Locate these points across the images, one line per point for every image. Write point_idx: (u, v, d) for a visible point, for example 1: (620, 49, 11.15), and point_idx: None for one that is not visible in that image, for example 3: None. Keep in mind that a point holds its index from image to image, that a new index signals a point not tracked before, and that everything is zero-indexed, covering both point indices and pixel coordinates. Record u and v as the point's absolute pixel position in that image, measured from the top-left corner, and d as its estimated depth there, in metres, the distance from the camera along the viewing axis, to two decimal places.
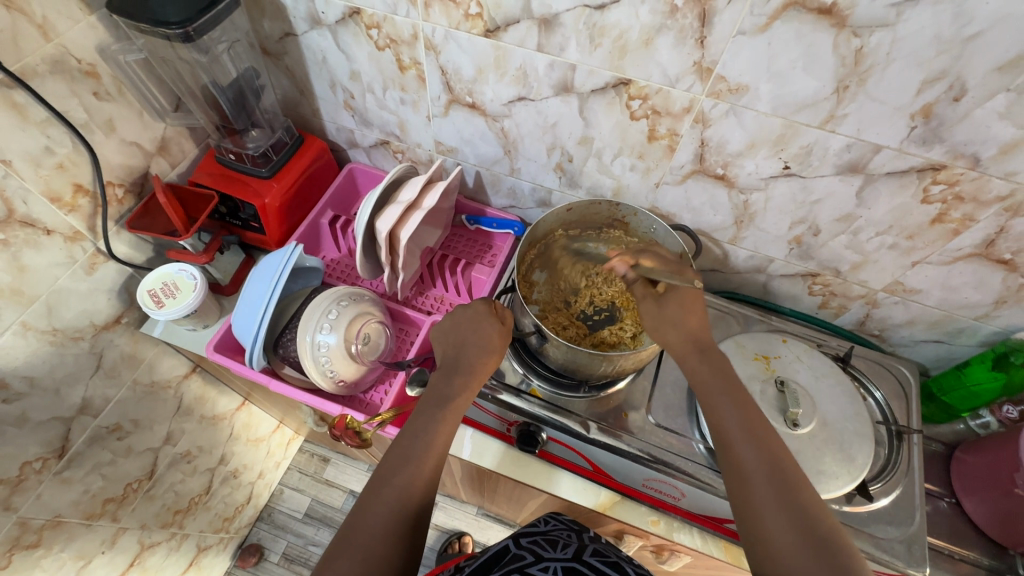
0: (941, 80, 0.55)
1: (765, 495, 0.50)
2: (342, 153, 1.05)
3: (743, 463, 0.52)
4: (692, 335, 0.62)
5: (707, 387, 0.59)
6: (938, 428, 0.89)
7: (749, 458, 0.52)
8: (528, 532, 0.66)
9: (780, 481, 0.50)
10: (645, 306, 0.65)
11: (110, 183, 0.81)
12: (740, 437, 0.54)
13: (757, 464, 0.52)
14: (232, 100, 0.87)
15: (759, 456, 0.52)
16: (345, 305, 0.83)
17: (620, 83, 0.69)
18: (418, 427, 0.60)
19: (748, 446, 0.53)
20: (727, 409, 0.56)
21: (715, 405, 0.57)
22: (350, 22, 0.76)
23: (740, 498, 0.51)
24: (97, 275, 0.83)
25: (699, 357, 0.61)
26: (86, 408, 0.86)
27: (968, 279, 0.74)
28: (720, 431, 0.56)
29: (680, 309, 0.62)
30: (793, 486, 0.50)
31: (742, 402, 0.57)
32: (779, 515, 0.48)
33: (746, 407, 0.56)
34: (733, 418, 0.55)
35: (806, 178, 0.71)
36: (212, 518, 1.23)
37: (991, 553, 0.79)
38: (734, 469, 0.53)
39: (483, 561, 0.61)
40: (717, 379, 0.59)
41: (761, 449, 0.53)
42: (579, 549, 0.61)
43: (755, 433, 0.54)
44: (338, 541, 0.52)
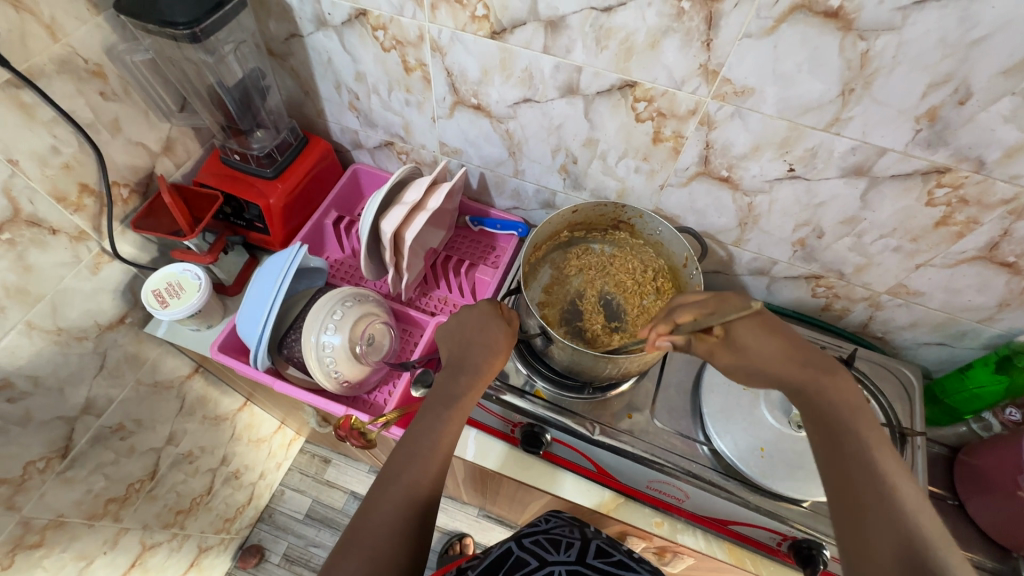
0: (947, 83, 0.55)
1: (878, 537, 0.44)
2: (346, 154, 1.05)
3: (859, 501, 0.46)
4: (806, 357, 0.55)
5: (830, 417, 0.52)
6: (942, 431, 0.88)
7: (863, 497, 0.46)
8: (529, 531, 0.66)
9: (902, 525, 0.44)
10: (719, 358, 0.57)
11: (115, 182, 0.81)
12: (861, 473, 0.47)
13: (875, 504, 0.46)
14: (237, 100, 0.87)
15: (876, 497, 0.46)
16: (349, 306, 0.83)
17: (626, 85, 0.69)
18: (425, 427, 0.60)
19: (868, 486, 0.47)
20: (847, 440, 0.50)
21: (834, 437, 0.51)
22: (356, 23, 0.76)
23: (850, 535, 0.46)
24: (102, 275, 0.83)
25: (816, 381, 0.54)
26: (89, 408, 0.86)
27: (972, 282, 0.74)
28: (834, 458, 0.50)
29: (766, 338, 0.55)
30: (925, 540, 0.43)
31: (871, 439, 0.49)
32: (896, 563, 0.42)
33: (873, 440, 0.49)
34: (852, 450, 0.49)
35: (811, 180, 0.71)
36: (213, 518, 1.22)
37: (995, 557, 0.79)
38: (846, 505, 0.47)
39: (487, 563, 0.60)
40: (841, 405, 0.52)
41: (880, 487, 0.46)
42: (582, 550, 0.62)
43: (880, 473, 0.47)
44: (345, 540, 0.52)
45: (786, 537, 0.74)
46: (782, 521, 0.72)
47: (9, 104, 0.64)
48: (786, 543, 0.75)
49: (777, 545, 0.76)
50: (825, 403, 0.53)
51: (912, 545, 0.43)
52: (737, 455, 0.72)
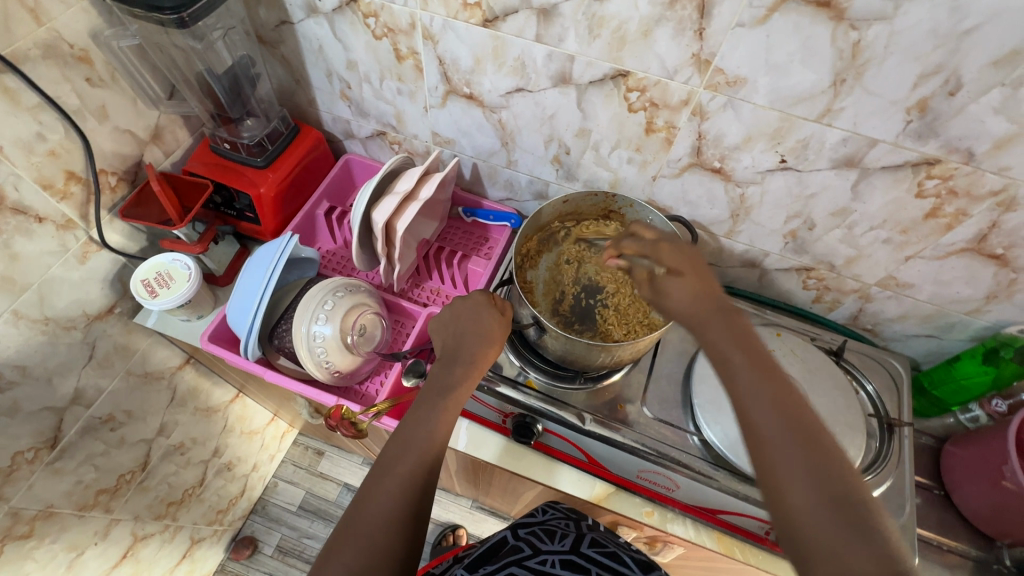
0: (937, 74, 0.55)
1: (786, 461, 0.43)
2: (337, 144, 1.05)
3: (760, 430, 0.45)
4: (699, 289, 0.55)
5: (716, 346, 0.51)
6: (929, 422, 0.90)
7: (765, 422, 0.45)
8: (525, 522, 0.67)
9: (801, 440, 0.44)
10: (643, 291, 0.59)
11: (103, 170, 0.80)
12: (758, 397, 0.46)
13: (776, 426, 0.45)
14: (227, 88, 0.86)
15: (773, 415, 0.45)
16: (340, 296, 0.83)
17: (618, 75, 0.69)
18: (419, 416, 0.60)
19: (763, 410, 0.46)
20: (738, 368, 0.48)
21: (726, 367, 0.49)
22: (347, 10, 0.75)
23: (759, 464, 0.45)
24: (90, 265, 0.82)
25: (703, 313, 0.54)
26: (78, 398, 0.85)
27: (961, 274, 0.74)
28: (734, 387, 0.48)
29: (673, 275, 0.57)
30: (823, 452, 0.43)
31: (758, 359, 0.49)
32: (809, 484, 0.42)
33: (759, 358, 0.49)
34: (746, 377, 0.48)
35: (802, 172, 0.71)
36: (206, 510, 1.22)
37: (980, 546, 0.80)
38: (748, 434, 0.46)
39: (482, 550, 0.61)
40: (729, 332, 0.51)
41: (775, 406, 0.46)
42: (576, 541, 0.62)
43: (774, 391, 0.46)
44: (341, 531, 0.52)
45: None
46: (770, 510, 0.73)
47: None
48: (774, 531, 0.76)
49: (767, 534, 0.77)
50: (715, 333, 0.51)
51: (817, 457, 0.43)
52: (727, 445, 0.73)
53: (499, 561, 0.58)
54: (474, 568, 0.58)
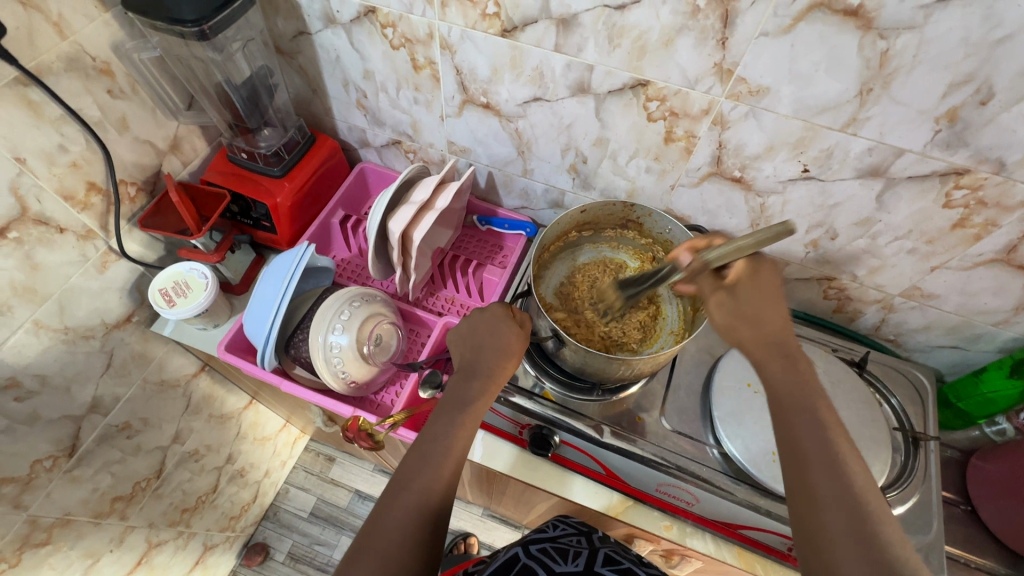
0: (968, 83, 0.54)
1: (835, 521, 0.44)
2: (353, 153, 1.05)
3: (812, 485, 0.46)
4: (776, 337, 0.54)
5: (780, 396, 0.51)
6: (954, 435, 0.89)
7: (820, 486, 0.45)
8: (537, 539, 0.66)
9: (856, 506, 0.44)
10: (716, 297, 0.56)
11: (123, 181, 0.81)
12: (818, 460, 0.47)
13: (826, 484, 0.45)
14: (245, 98, 0.86)
15: (833, 483, 0.45)
16: (356, 306, 0.83)
17: (638, 84, 0.68)
18: (437, 430, 0.59)
19: (825, 471, 0.46)
20: (801, 419, 0.49)
21: (788, 417, 0.50)
22: (365, 20, 0.75)
23: (804, 521, 0.46)
24: (109, 274, 0.83)
25: (770, 357, 0.54)
26: (96, 407, 0.86)
27: (989, 285, 0.73)
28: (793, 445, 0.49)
29: (754, 297, 0.56)
30: (874, 519, 0.43)
31: (826, 417, 0.49)
32: (854, 555, 0.42)
33: (829, 422, 0.49)
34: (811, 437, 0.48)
35: (825, 181, 0.70)
36: (218, 517, 1.22)
37: (1007, 563, 0.79)
38: (801, 494, 0.47)
39: (494, 568, 0.60)
40: (794, 384, 0.52)
41: (839, 474, 0.46)
42: (590, 559, 0.61)
43: (838, 459, 0.46)
44: (357, 544, 0.51)
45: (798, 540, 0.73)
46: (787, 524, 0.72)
47: (17, 102, 0.63)
48: None
49: (788, 549, 0.75)
50: (781, 381, 0.52)
51: (870, 537, 0.42)
52: (749, 460, 0.72)
53: None
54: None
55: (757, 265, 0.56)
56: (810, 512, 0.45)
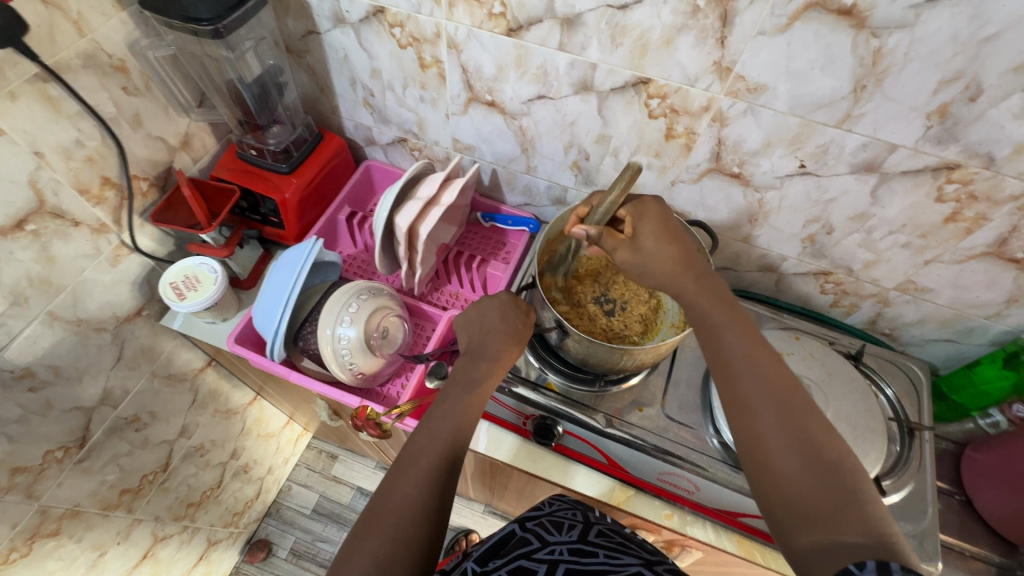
0: (957, 80, 0.56)
1: (767, 418, 0.49)
2: (359, 151, 1.07)
3: (744, 393, 0.51)
4: (694, 265, 0.59)
5: (705, 315, 0.57)
6: (949, 427, 0.90)
7: (752, 392, 0.51)
8: (533, 515, 0.67)
9: (782, 402, 0.50)
10: (623, 253, 0.60)
11: (136, 176, 0.82)
12: (744, 368, 0.52)
13: (754, 388, 0.51)
14: (256, 96, 0.88)
15: (761, 388, 0.51)
16: (364, 299, 0.84)
17: (639, 82, 0.70)
18: (445, 410, 0.61)
19: (750, 377, 0.52)
20: (726, 335, 0.54)
21: (715, 333, 0.55)
22: (374, 20, 0.77)
23: (743, 425, 0.51)
24: (121, 267, 0.85)
25: (690, 283, 0.58)
26: (107, 399, 0.87)
27: (981, 278, 0.75)
28: (725, 360, 0.54)
29: (658, 243, 0.59)
30: (799, 411, 0.49)
31: (743, 328, 0.55)
32: (785, 444, 0.48)
33: (746, 333, 0.54)
34: (738, 350, 0.53)
35: (821, 177, 0.72)
36: (222, 512, 1.23)
37: (1002, 551, 0.81)
38: (736, 403, 0.52)
39: (491, 543, 0.62)
40: (715, 303, 0.57)
41: (762, 378, 0.51)
42: (584, 531, 0.61)
43: (761, 366, 0.52)
44: (365, 519, 0.52)
45: None
46: None
47: (38, 98, 0.65)
48: None
49: None
50: (706, 304, 0.57)
51: (799, 429, 0.48)
52: None
53: (508, 554, 0.58)
54: (484, 559, 0.58)
55: (642, 208, 0.61)
56: (746, 417, 0.50)
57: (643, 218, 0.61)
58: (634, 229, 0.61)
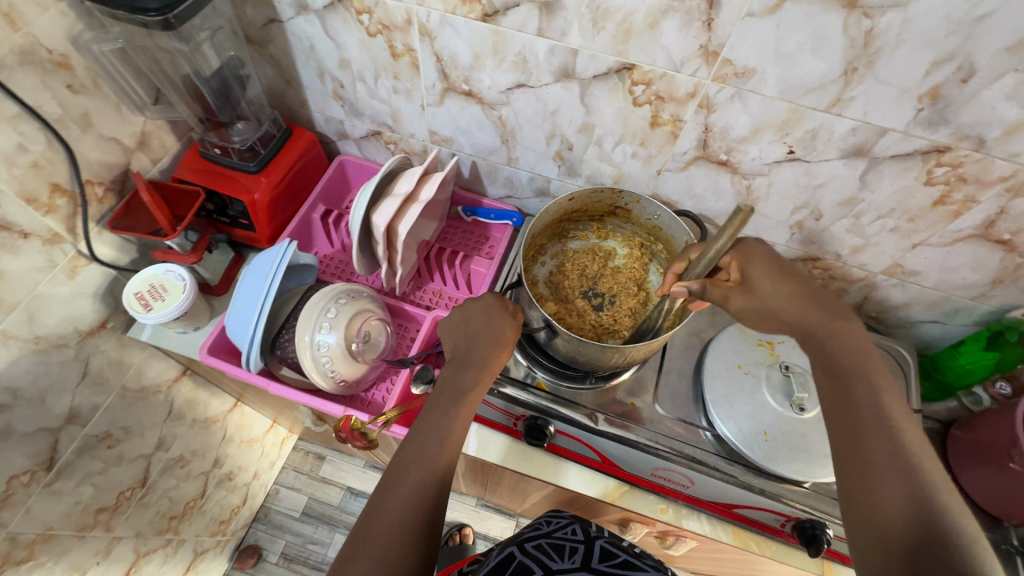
0: (950, 61, 0.55)
1: (885, 478, 0.44)
2: (331, 145, 1.02)
3: (863, 447, 0.46)
4: (816, 305, 0.55)
5: (835, 364, 0.52)
6: (933, 406, 0.90)
7: (872, 445, 0.46)
8: (531, 536, 0.63)
9: (907, 467, 0.44)
10: (734, 299, 0.57)
11: (89, 181, 0.77)
12: (868, 420, 0.47)
13: (877, 444, 0.46)
14: (216, 91, 0.83)
15: (886, 446, 0.45)
16: (343, 303, 0.81)
17: (623, 68, 0.67)
18: (431, 421, 0.59)
19: (875, 432, 0.46)
20: (852, 386, 0.49)
21: (841, 381, 0.50)
22: (339, 7, 0.72)
23: (855, 480, 0.46)
24: (80, 279, 0.80)
25: (815, 329, 0.54)
26: (74, 417, 0.83)
27: (967, 260, 0.75)
28: (845, 407, 0.49)
29: (776, 287, 0.56)
30: (927, 478, 0.43)
31: (881, 383, 0.49)
32: (898, 506, 0.42)
33: (885, 389, 0.49)
34: (863, 399, 0.49)
35: (810, 162, 0.70)
36: (208, 522, 1.20)
37: (988, 526, 0.82)
38: (850, 456, 0.47)
39: (488, 572, 0.57)
40: (851, 352, 0.52)
41: (888, 435, 0.46)
42: (586, 554, 0.58)
43: (885, 416, 0.47)
44: (353, 540, 0.50)
45: (791, 518, 0.74)
46: (785, 503, 0.73)
47: None
48: (790, 524, 0.75)
49: (781, 526, 0.77)
50: (840, 351, 0.52)
51: (920, 495, 0.42)
52: (741, 441, 0.73)
53: None
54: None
55: (751, 253, 0.59)
56: (859, 471, 0.46)
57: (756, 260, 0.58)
58: (744, 275, 0.58)
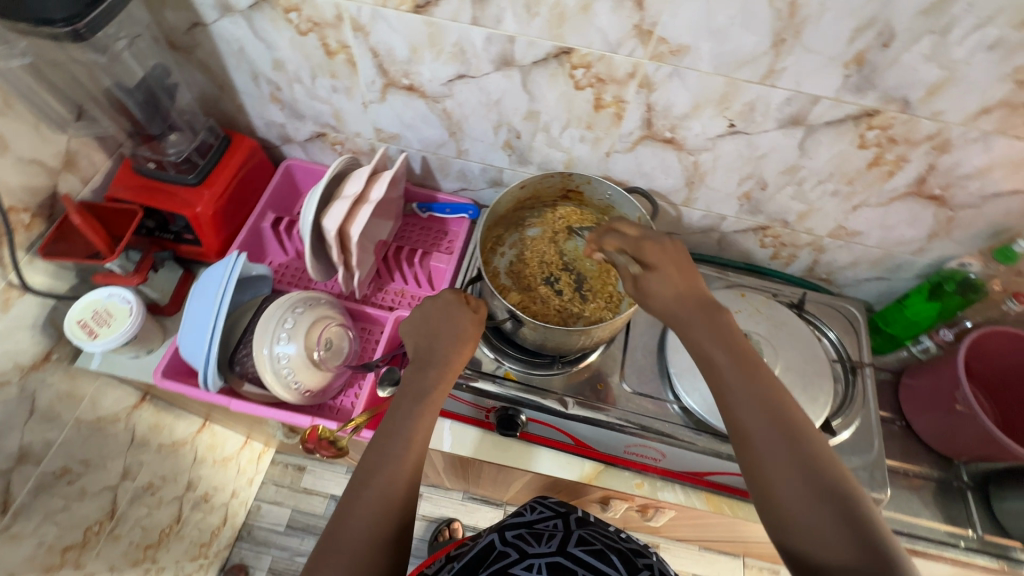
0: (871, 27, 0.56)
1: (770, 447, 0.49)
2: (275, 150, 0.99)
3: (745, 424, 0.51)
4: (685, 288, 0.59)
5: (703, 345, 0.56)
6: (885, 357, 0.95)
7: (754, 421, 0.50)
8: (514, 523, 0.65)
9: (783, 431, 0.49)
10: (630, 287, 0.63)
11: (13, 208, 0.73)
12: (741, 396, 0.52)
13: (756, 416, 0.50)
14: (142, 103, 0.79)
15: (761, 416, 0.50)
16: (300, 312, 0.79)
17: (561, 52, 0.67)
18: (396, 424, 0.58)
19: (748, 405, 0.51)
20: (723, 364, 0.54)
21: (711, 362, 0.55)
22: (265, 6, 0.69)
23: (747, 457, 0.50)
24: (15, 311, 0.76)
25: (689, 311, 0.58)
26: (26, 456, 0.79)
27: (904, 217, 0.78)
28: (719, 387, 0.54)
29: (664, 275, 0.60)
30: (799, 434, 0.49)
31: (742, 355, 0.54)
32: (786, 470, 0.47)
33: (744, 360, 0.54)
34: (732, 374, 0.53)
35: (751, 134, 0.72)
36: (188, 546, 1.16)
37: (940, 466, 0.87)
38: (738, 434, 0.51)
39: (468, 556, 0.59)
40: (712, 331, 0.56)
41: (760, 404, 0.51)
42: (563, 540, 0.60)
43: (757, 388, 0.52)
44: (322, 545, 0.50)
45: None
46: None
47: None
48: None
49: None
50: (701, 335, 0.57)
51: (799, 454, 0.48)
52: (707, 410, 0.75)
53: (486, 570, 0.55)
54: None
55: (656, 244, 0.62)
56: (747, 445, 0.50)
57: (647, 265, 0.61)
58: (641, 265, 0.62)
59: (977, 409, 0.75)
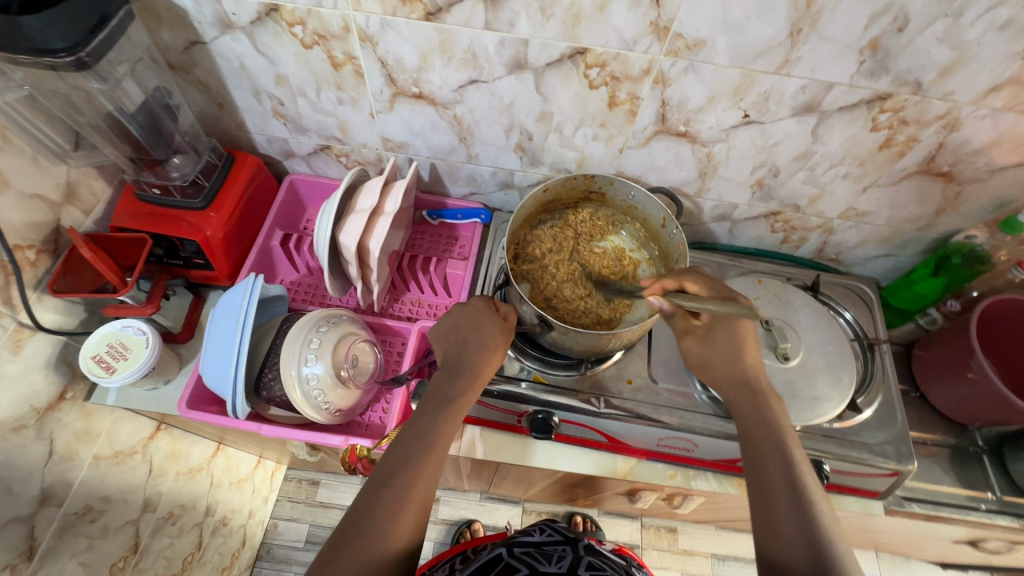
0: (886, 13, 0.57)
1: (784, 503, 0.52)
2: (277, 166, 0.96)
3: (767, 478, 0.54)
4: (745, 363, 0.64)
5: (749, 414, 0.60)
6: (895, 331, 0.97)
7: (774, 478, 0.54)
8: (524, 540, 0.64)
9: (799, 499, 0.52)
10: (689, 341, 0.66)
11: (18, 245, 0.70)
12: (774, 458, 0.55)
13: (779, 478, 0.53)
14: (145, 126, 0.77)
15: (785, 476, 0.53)
16: (324, 331, 0.78)
17: (575, 53, 0.67)
18: (419, 425, 0.58)
19: (777, 466, 0.55)
20: (763, 432, 0.58)
21: (756, 427, 0.59)
22: (268, 20, 0.67)
23: (761, 508, 0.53)
24: (26, 352, 0.74)
25: (740, 386, 0.63)
26: (48, 499, 0.76)
27: (912, 196, 0.80)
28: (754, 448, 0.57)
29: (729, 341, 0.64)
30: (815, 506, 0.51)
31: (784, 432, 0.58)
32: (794, 528, 0.50)
33: (786, 436, 0.57)
34: (768, 440, 0.57)
35: (764, 124, 0.72)
36: (211, 572, 1.14)
37: (954, 433, 0.90)
38: (758, 486, 0.55)
39: (476, 568, 0.58)
40: (761, 407, 0.60)
41: (788, 470, 0.54)
42: (573, 564, 0.58)
43: (790, 458, 0.55)
44: (336, 539, 0.49)
45: None
46: None
47: None
48: None
49: None
50: (750, 408, 0.61)
51: (810, 520, 0.50)
52: None
53: None
54: None
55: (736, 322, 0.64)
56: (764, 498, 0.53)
57: (721, 326, 0.64)
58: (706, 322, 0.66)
59: (993, 376, 0.77)
